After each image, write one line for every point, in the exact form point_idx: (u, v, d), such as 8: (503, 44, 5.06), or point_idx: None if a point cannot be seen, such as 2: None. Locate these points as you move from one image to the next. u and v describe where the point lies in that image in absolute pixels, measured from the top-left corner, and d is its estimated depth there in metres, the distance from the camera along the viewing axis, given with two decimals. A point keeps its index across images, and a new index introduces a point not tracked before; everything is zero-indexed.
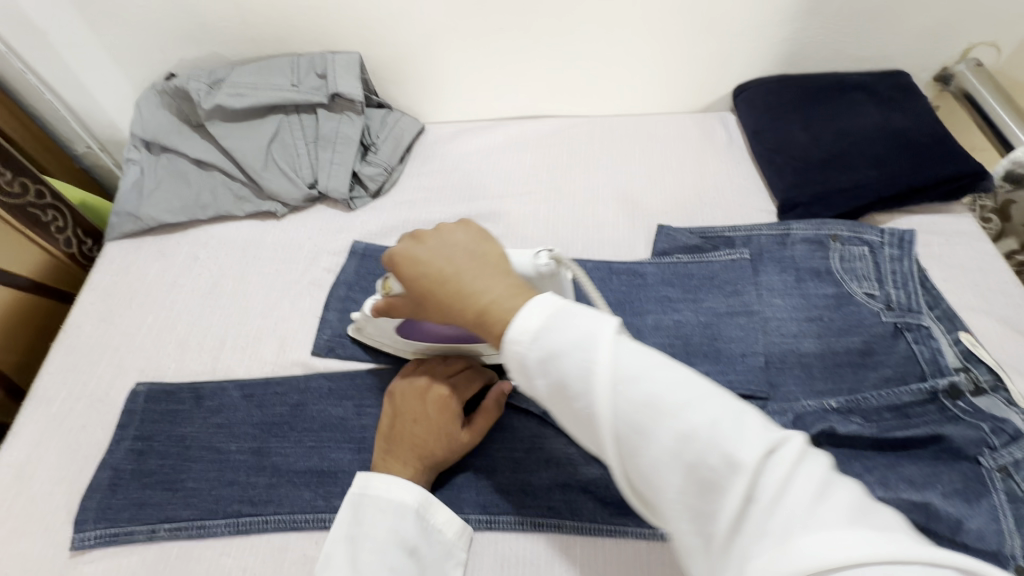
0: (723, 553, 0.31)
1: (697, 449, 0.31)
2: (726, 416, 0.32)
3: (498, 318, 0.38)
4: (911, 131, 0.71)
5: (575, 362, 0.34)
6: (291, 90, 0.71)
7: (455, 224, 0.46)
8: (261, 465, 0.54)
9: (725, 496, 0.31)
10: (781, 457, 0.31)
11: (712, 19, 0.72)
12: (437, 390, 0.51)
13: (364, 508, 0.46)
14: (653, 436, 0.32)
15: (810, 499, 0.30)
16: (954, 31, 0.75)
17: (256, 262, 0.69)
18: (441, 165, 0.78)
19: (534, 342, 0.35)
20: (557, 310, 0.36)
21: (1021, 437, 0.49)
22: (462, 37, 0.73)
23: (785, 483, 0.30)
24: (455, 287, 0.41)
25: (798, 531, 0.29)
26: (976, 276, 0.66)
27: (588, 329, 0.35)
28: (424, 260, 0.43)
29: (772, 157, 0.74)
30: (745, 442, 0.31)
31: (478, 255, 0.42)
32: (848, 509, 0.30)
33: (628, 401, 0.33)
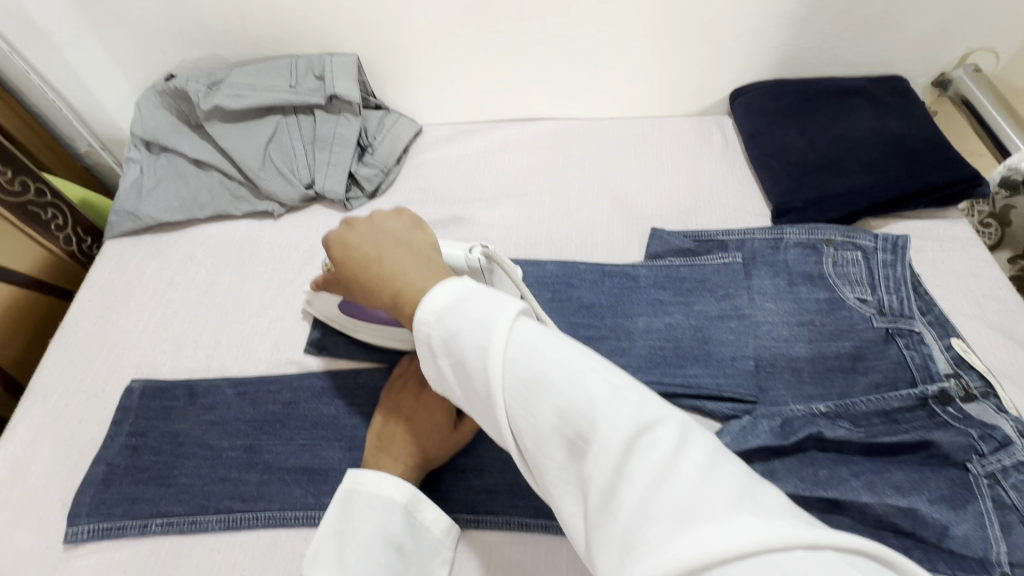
0: (602, 533, 0.29)
1: (578, 427, 0.30)
2: (608, 392, 0.31)
3: (410, 298, 0.39)
4: (907, 136, 0.71)
5: (471, 341, 0.34)
6: (289, 91, 0.72)
7: (389, 213, 0.49)
8: (252, 462, 0.54)
9: (600, 474, 0.29)
10: (658, 435, 0.29)
11: (708, 24, 0.72)
12: (430, 389, 0.51)
13: (353, 504, 0.46)
14: (539, 414, 0.31)
15: (685, 479, 0.28)
16: (952, 36, 0.75)
17: (252, 261, 0.70)
18: (437, 166, 0.78)
19: (438, 322, 0.36)
20: (460, 291, 0.37)
21: (1009, 444, 0.49)
22: (459, 40, 0.73)
23: (662, 466, 0.28)
24: (378, 270, 0.43)
25: (670, 517, 0.27)
26: (970, 283, 0.66)
27: (490, 309, 0.35)
28: (354, 245, 0.46)
29: (767, 162, 0.74)
30: (618, 420, 0.30)
31: (404, 243, 0.45)
32: (733, 492, 0.27)
33: (514, 378, 0.32)
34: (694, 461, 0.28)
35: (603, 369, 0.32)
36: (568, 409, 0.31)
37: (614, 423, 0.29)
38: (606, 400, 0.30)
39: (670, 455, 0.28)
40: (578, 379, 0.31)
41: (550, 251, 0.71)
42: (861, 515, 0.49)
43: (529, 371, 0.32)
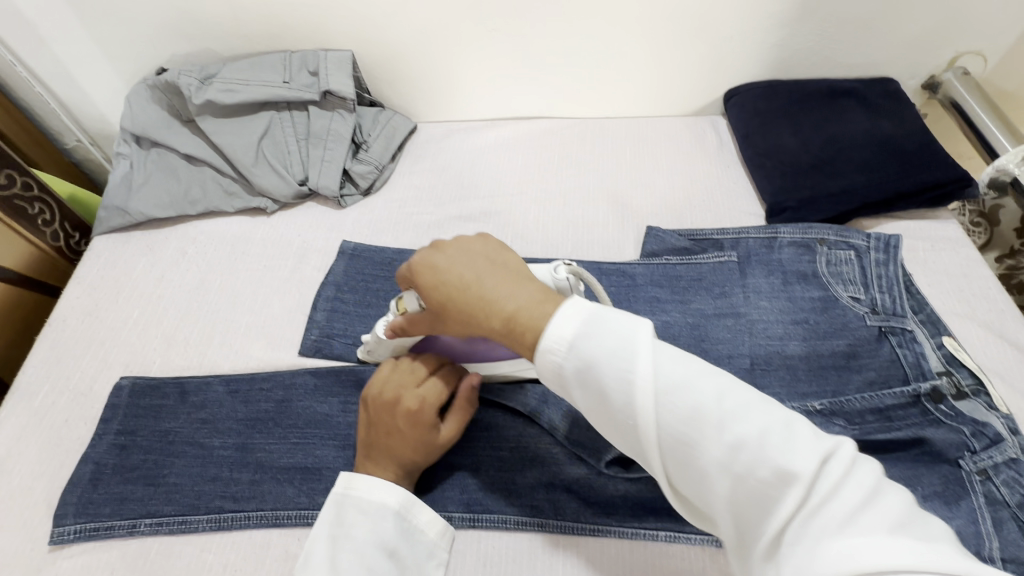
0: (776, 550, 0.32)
1: (749, 458, 0.33)
2: (773, 425, 0.33)
3: (530, 328, 0.38)
4: (898, 137, 0.72)
5: (619, 374, 0.35)
6: (283, 86, 0.71)
7: (474, 235, 0.45)
8: (244, 461, 0.54)
9: (777, 503, 0.32)
10: (833, 466, 0.33)
11: (703, 24, 0.72)
12: (405, 404, 0.49)
13: (346, 509, 0.46)
14: (707, 445, 0.33)
15: (861, 506, 0.31)
16: (942, 39, 0.76)
17: (244, 259, 0.69)
18: (432, 164, 0.78)
19: (570, 352, 0.36)
20: (589, 319, 0.37)
21: (999, 440, 0.50)
22: (455, 37, 0.73)
23: (832, 491, 0.32)
24: (478, 298, 0.40)
25: (843, 536, 0.30)
26: (961, 283, 0.66)
27: (626, 334, 0.36)
28: (443, 269, 0.42)
29: (761, 162, 0.74)
30: (796, 453, 0.32)
31: (501, 264, 0.42)
32: (892, 518, 0.31)
33: (674, 413, 0.34)
34: (864, 487, 0.32)
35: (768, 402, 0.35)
36: (737, 443, 0.33)
37: (790, 455, 0.32)
38: (774, 434, 0.33)
39: (840, 483, 0.32)
40: (741, 414, 0.34)
41: (546, 249, 0.71)
42: None
43: (693, 403, 0.34)
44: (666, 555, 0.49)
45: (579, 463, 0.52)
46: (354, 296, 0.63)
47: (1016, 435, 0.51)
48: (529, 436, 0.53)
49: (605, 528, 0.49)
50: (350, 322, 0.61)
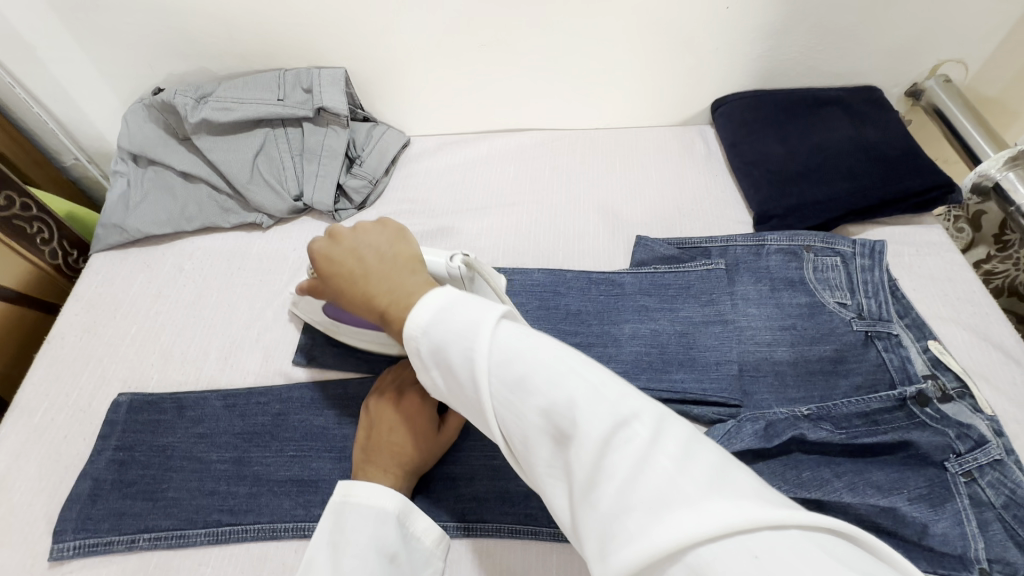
0: (592, 524, 0.30)
1: (560, 428, 0.32)
2: (582, 391, 0.32)
3: (395, 315, 0.41)
4: (882, 145, 0.74)
5: (459, 352, 0.35)
6: (278, 104, 0.72)
7: (374, 224, 0.50)
8: (241, 474, 0.54)
9: (581, 470, 0.31)
10: (635, 429, 0.31)
11: (689, 37, 0.74)
12: (410, 394, 0.52)
13: (346, 518, 0.45)
14: (525, 417, 0.33)
15: (667, 473, 0.29)
16: (923, 48, 0.77)
17: (240, 274, 0.70)
18: (426, 177, 0.79)
19: (425, 337, 0.37)
20: (444, 300, 0.38)
21: (983, 442, 0.52)
22: (446, 53, 0.75)
23: (637, 460, 0.30)
24: (362, 282, 0.45)
25: (655, 510, 0.28)
26: (947, 287, 0.68)
27: (473, 315, 0.36)
28: (337, 258, 0.47)
29: (748, 171, 0.75)
30: (593, 417, 0.31)
31: (387, 255, 0.46)
32: (704, 478, 0.29)
33: (501, 384, 0.34)
34: (672, 450, 0.30)
35: (581, 368, 0.33)
36: (547, 411, 0.32)
37: (591, 421, 0.31)
38: (583, 400, 0.32)
39: (646, 446, 0.30)
40: (554, 378, 0.33)
41: (537, 259, 0.72)
42: (845, 514, 0.49)
43: (507, 374, 0.33)
44: None
45: None
46: None
47: (998, 436, 0.53)
48: None
49: None
50: None
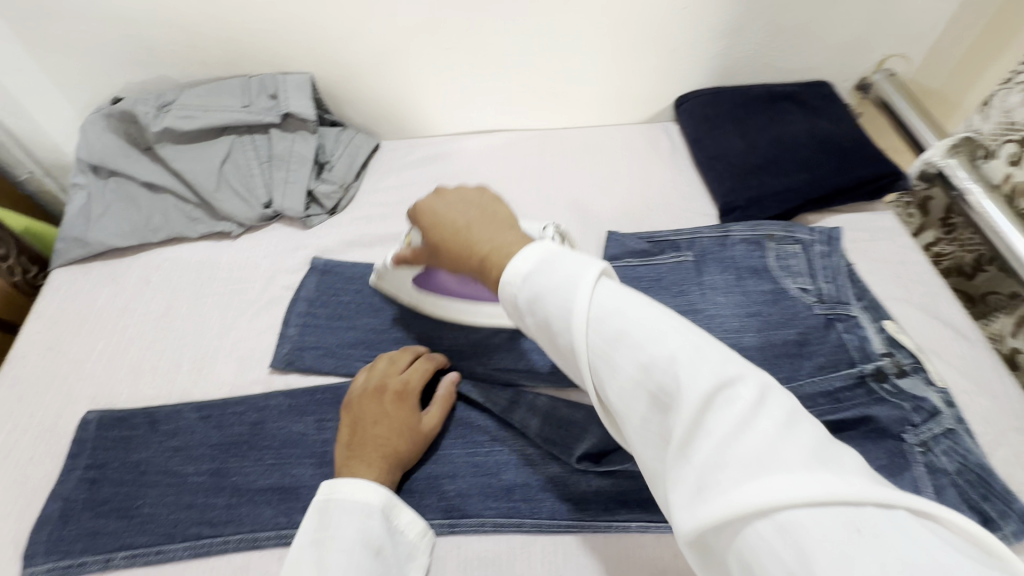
0: (680, 475, 0.30)
1: (656, 382, 0.32)
2: (683, 351, 0.33)
3: (496, 264, 0.43)
4: (835, 137, 0.77)
5: (559, 302, 0.37)
6: (243, 110, 0.71)
7: (475, 188, 0.51)
8: (219, 486, 0.54)
9: (677, 425, 0.31)
10: (740, 392, 0.31)
11: (650, 37, 0.76)
12: (391, 388, 0.54)
13: (331, 514, 0.45)
14: (620, 371, 0.34)
15: (770, 436, 0.29)
16: (869, 44, 0.81)
17: (210, 284, 0.69)
18: (397, 180, 0.79)
19: (524, 284, 0.40)
20: (550, 256, 0.40)
21: (936, 413, 0.55)
22: (413, 57, 0.75)
23: (740, 421, 0.30)
24: (463, 237, 0.46)
25: (751, 469, 0.28)
26: (899, 269, 0.71)
27: (572, 270, 0.38)
28: (440, 212, 0.49)
29: (712, 165, 0.78)
30: (698, 374, 0.31)
31: (489, 213, 0.47)
32: (808, 448, 0.29)
33: (599, 332, 0.36)
34: (777, 418, 0.30)
35: (681, 330, 0.34)
36: (645, 366, 0.33)
37: (695, 378, 0.31)
38: (683, 359, 0.32)
39: (749, 409, 0.30)
40: (656, 335, 0.34)
41: None
42: None
43: (608, 328, 0.35)
44: (640, 546, 0.51)
45: (553, 462, 0.54)
46: (326, 314, 0.65)
47: (950, 407, 0.57)
48: (504, 440, 0.56)
49: (579, 524, 0.51)
50: (324, 336, 0.63)
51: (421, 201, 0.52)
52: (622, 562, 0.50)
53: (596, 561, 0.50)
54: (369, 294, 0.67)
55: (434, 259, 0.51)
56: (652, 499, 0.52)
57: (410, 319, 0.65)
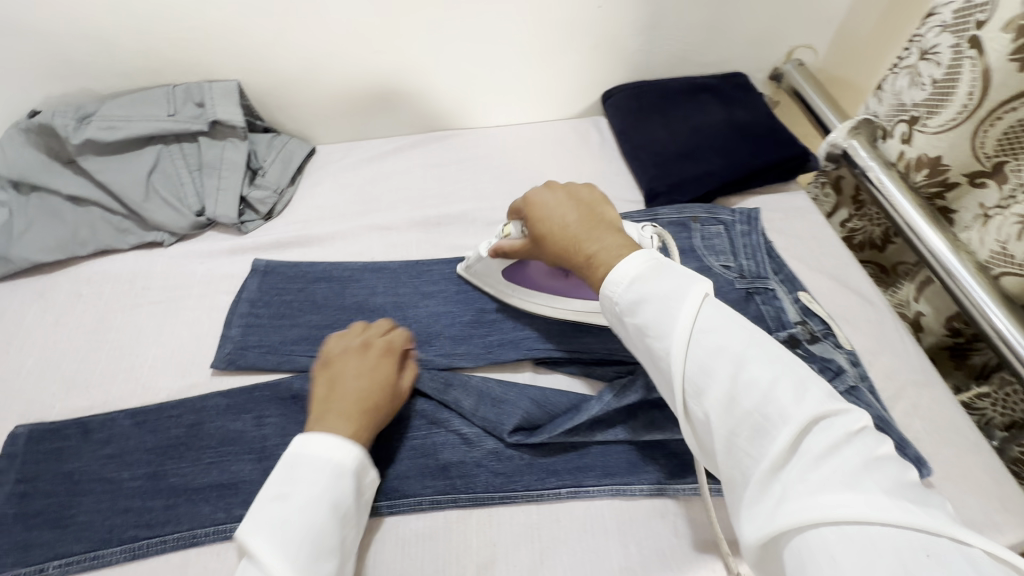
0: (767, 491, 0.36)
1: (756, 403, 0.38)
2: (788, 380, 0.38)
3: (602, 264, 0.48)
4: (750, 123, 0.82)
5: (663, 307, 0.43)
6: (168, 119, 0.71)
7: (582, 187, 0.57)
8: (157, 488, 0.54)
9: (773, 446, 0.36)
10: (833, 424, 0.36)
11: (572, 33, 0.80)
12: (377, 343, 0.57)
13: (301, 468, 0.46)
14: (714, 388, 0.39)
15: (859, 465, 0.34)
16: (779, 35, 0.87)
17: (145, 293, 0.68)
18: (334, 182, 0.80)
19: (627, 288, 0.45)
20: (658, 266, 0.46)
21: (842, 372, 0.60)
22: (341, 62, 0.77)
23: (829, 447, 0.35)
24: (570, 236, 0.52)
25: (834, 488, 0.33)
26: (813, 243, 0.76)
27: (679, 284, 0.44)
28: (552, 209, 0.54)
29: (639, 153, 0.82)
30: (801, 402, 0.37)
31: (595, 213, 0.53)
32: (885, 480, 0.34)
33: (703, 346, 0.41)
34: (866, 452, 0.35)
35: (787, 362, 0.40)
36: (745, 386, 0.38)
37: (797, 404, 0.37)
38: (784, 386, 0.38)
39: (844, 441, 0.35)
40: (760, 361, 0.39)
41: (450, 250, 0.74)
42: None
43: (712, 347, 0.41)
44: (568, 511, 0.53)
45: (489, 438, 0.57)
46: (268, 313, 0.65)
47: (855, 367, 0.62)
48: (442, 422, 0.57)
49: (512, 496, 0.54)
50: (265, 335, 0.63)
51: (531, 193, 0.57)
52: (554, 527, 0.53)
53: (531, 528, 0.53)
54: (310, 292, 0.67)
55: (539, 251, 0.56)
56: (578, 466, 0.55)
57: (351, 314, 0.66)
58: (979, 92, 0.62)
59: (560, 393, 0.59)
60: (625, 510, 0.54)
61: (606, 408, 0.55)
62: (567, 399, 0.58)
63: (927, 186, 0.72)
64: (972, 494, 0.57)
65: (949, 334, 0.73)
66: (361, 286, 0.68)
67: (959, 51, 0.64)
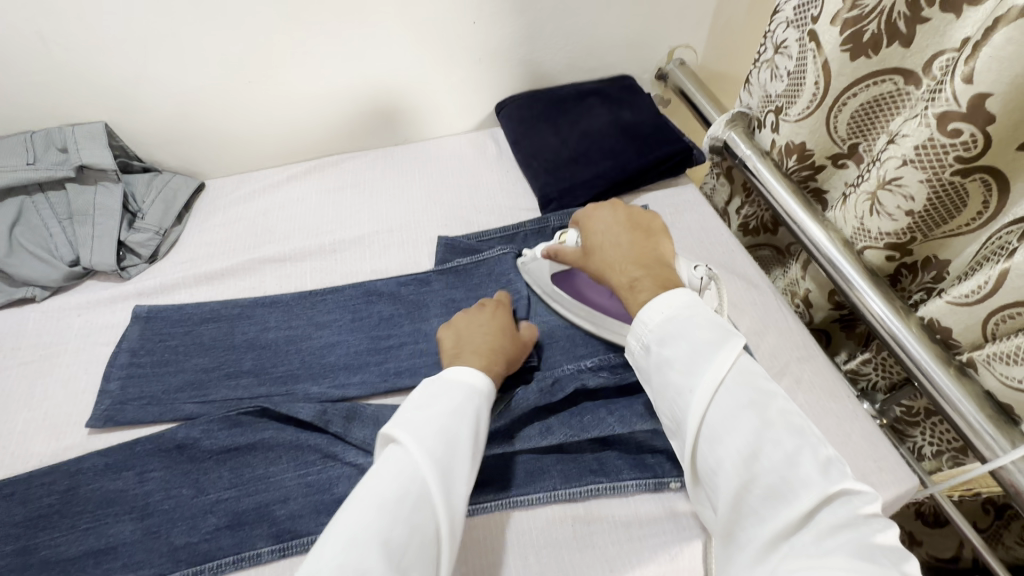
0: (767, 552, 0.36)
1: (777, 467, 0.38)
2: (813, 451, 0.39)
3: (642, 291, 0.50)
4: (636, 124, 0.85)
5: (697, 352, 0.44)
6: (28, 168, 0.67)
7: (647, 213, 0.59)
8: (28, 563, 0.51)
9: (782, 510, 0.37)
10: (851, 504, 0.36)
11: (451, 51, 0.81)
12: (488, 303, 0.64)
13: (439, 388, 0.49)
14: (733, 439, 0.40)
15: (866, 540, 0.34)
16: (656, 38, 0.90)
17: (15, 354, 0.64)
18: (224, 218, 0.78)
19: (661, 322, 0.47)
20: (695, 308, 0.47)
21: None
22: (212, 96, 0.75)
23: (841, 521, 0.35)
24: (620, 258, 0.54)
25: (833, 556, 0.33)
26: (700, 235, 0.80)
27: (718, 333, 0.45)
28: (607, 230, 0.57)
29: (530, 162, 0.83)
30: (824, 475, 0.37)
31: (648, 244, 0.55)
32: (889, 558, 0.33)
33: (727, 400, 0.42)
34: (869, 534, 0.34)
35: (814, 438, 0.40)
36: (764, 448, 0.39)
37: (822, 475, 0.37)
38: (808, 455, 0.38)
39: (856, 521, 0.35)
40: (786, 428, 0.40)
41: (346, 276, 0.73)
42: (626, 445, 0.58)
43: (741, 400, 0.42)
44: (467, 530, 0.53)
45: None
46: (151, 361, 0.63)
47: None
48: (336, 454, 0.56)
49: None
50: (147, 385, 0.61)
51: (595, 210, 0.59)
52: (457, 548, 0.52)
53: None
54: (197, 334, 0.65)
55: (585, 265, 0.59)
56: (476, 482, 0.55)
57: (242, 352, 0.64)
58: (823, 80, 0.64)
59: None
60: (527, 521, 0.54)
61: (499, 415, 0.57)
62: None
63: (799, 171, 0.75)
64: (850, 459, 0.60)
65: (834, 307, 0.77)
66: (252, 323, 0.66)
67: (803, 44, 0.67)
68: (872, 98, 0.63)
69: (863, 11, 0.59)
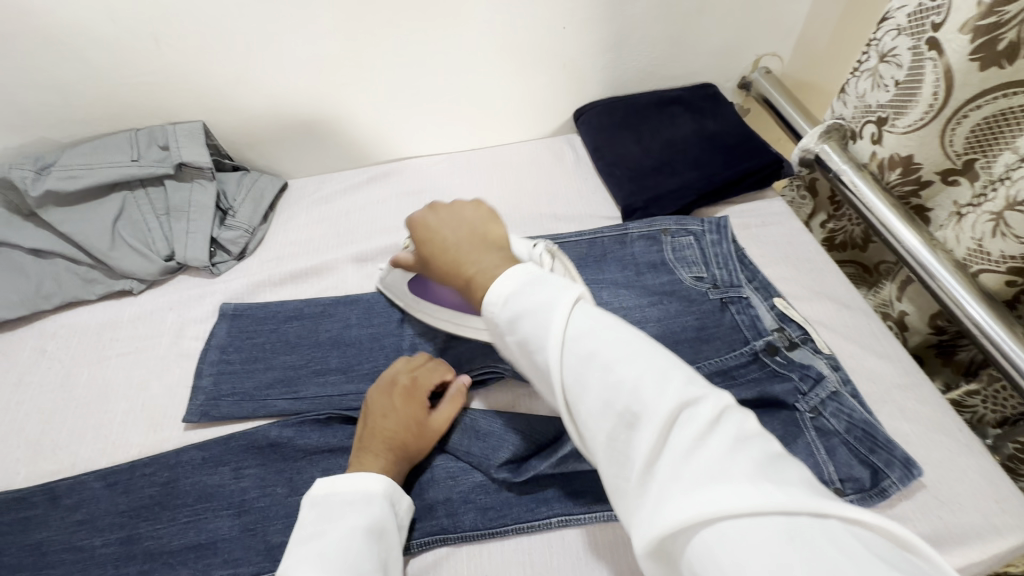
0: (641, 503, 0.31)
1: (626, 408, 0.32)
2: (651, 371, 0.33)
3: (480, 283, 0.43)
4: (721, 134, 0.83)
5: (536, 325, 0.37)
6: (131, 164, 0.70)
7: (469, 204, 0.52)
8: (131, 553, 0.52)
9: (641, 453, 0.31)
10: (698, 413, 0.31)
11: (537, 56, 0.80)
12: (401, 383, 0.55)
13: (332, 505, 0.47)
14: (588, 395, 0.34)
15: (728, 449, 0.30)
16: (744, 46, 0.87)
17: (114, 345, 0.66)
18: (307, 218, 0.79)
19: (504, 306, 0.39)
20: (529, 279, 0.40)
21: (822, 379, 0.58)
22: (303, 97, 0.76)
23: (700, 436, 0.30)
24: (453, 256, 0.47)
25: (702, 481, 0.29)
26: (788, 251, 0.76)
27: (552, 294, 0.38)
28: (435, 229, 0.50)
29: (610, 171, 0.81)
30: (662, 394, 0.32)
31: (478, 232, 0.48)
32: (753, 463, 0.29)
33: (573, 359, 0.35)
34: (726, 438, 0.30)
35: (653, 357, 0.34)
36: (613, 388, 0.33)
37: (669, 397, 0.32)
38: (652, 378, 0.33)
39: (716, 430, 0.31)
40: (625, 361, 0.34)
41: None
42: None
43: (580, 354, 0.35)
44: (561, 537, 0.52)
45: (476, 472, 0.56)
46: (241, 357, 0.63)
47: (835, 371, 0.59)
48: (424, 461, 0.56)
49: (501, 530, 0.53)
50: (238, 382, 0.62)
51: (417, 214, 0.53)
52: (551, 556, 0.51)
53: (526, 560, 0.51)
54: (283, 332, 0.65)
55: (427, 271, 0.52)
56: (569, 497, 0.54)
57: (328, 352, 0.64)
58: (943, 93, 0.61)
59: (544, 420, 0.58)
60: (621, 531, 0.52)
61: None
62: (550, 426, 0.57)
63: (901, 185, 0.71)
64: (967, 497, 0.56)
65: (935, 332, 0.72)
66: (337, 322, 0.66)
67: (918, 53, 0.63)
68: (998, 111, 0.59)
69: (1002, 18, 0.54)
